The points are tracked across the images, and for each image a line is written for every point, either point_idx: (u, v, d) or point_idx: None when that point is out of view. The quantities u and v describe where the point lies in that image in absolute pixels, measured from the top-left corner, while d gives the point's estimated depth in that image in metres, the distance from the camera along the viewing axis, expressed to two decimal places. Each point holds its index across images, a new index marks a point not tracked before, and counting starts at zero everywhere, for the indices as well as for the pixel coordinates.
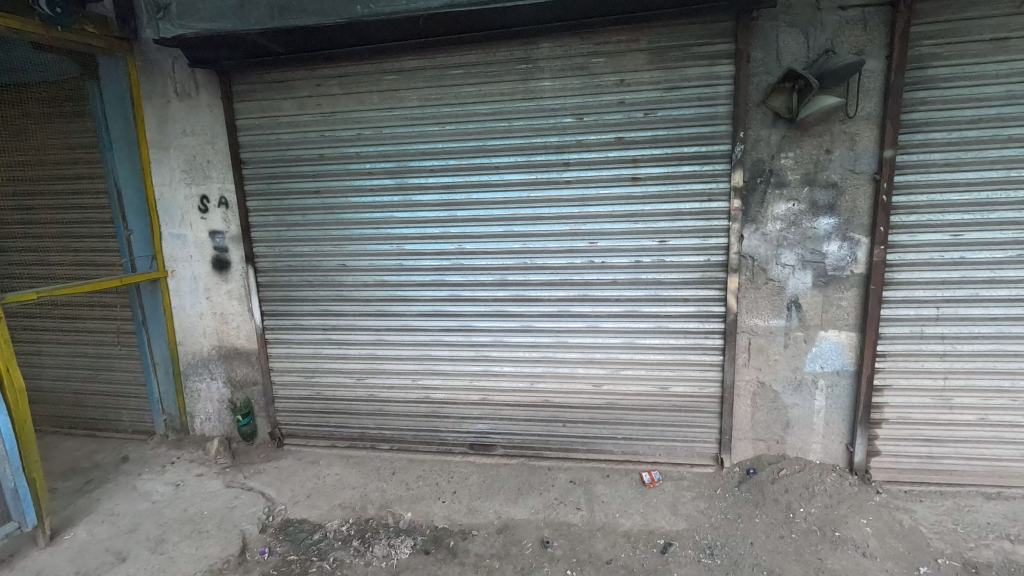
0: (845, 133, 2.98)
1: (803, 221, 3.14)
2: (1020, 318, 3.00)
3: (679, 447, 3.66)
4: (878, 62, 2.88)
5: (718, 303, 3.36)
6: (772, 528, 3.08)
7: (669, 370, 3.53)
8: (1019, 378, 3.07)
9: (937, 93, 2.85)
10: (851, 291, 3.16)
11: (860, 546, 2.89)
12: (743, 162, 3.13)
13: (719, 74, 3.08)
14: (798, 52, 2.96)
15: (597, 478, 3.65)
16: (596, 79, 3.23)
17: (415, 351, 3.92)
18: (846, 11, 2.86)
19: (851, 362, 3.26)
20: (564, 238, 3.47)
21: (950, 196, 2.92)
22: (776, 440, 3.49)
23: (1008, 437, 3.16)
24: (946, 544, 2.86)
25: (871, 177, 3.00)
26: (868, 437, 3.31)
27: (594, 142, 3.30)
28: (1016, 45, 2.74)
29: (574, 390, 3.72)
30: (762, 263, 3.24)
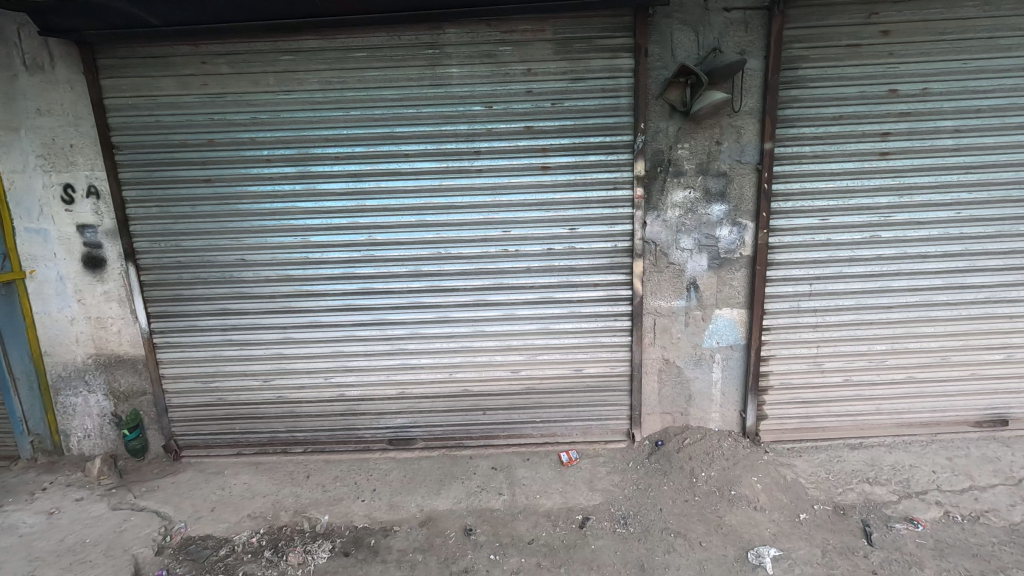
0: (732, 126, 3.24)
1: (698, 207, 3.38)
2: (875, 290, 3.44)
3: (594, 426, 3.83)
4: (758, 61, 3.14)
5: (625, 286, 3.53)
6: (678, 493, 3.32)
7: (583, 353, 3.67)
8: (875, 342, 3.53)
9: (807, 92, 3.17)
10: (740, 272, 3.46)
11: (752, 501, 3.21)
12: (644, 152, 3.30)
13: (620, 67, 3.20)
14: (690, 49, 3.16)
15: (518, 463, 3.73)
16: (503, 68, 3.23)
17: (326, 348, 3.74)
18: (731, 13, 3.10)
19: (742, 336, 3.58)
20: (477, 227, 3.47)
21: (819, 184, 3.28)
22: (680, 412, 3.76)
23: (867, 394, 3.64)
24: (820, 492, 3.25)
25: (755, 167, 3.29)
26: (757, 403, 3.66)
27: (504, 130, 3.31)
28: (867, 52, 3.11)
29: (493, 378, 3.75)
30: (664, 247, 3.45)
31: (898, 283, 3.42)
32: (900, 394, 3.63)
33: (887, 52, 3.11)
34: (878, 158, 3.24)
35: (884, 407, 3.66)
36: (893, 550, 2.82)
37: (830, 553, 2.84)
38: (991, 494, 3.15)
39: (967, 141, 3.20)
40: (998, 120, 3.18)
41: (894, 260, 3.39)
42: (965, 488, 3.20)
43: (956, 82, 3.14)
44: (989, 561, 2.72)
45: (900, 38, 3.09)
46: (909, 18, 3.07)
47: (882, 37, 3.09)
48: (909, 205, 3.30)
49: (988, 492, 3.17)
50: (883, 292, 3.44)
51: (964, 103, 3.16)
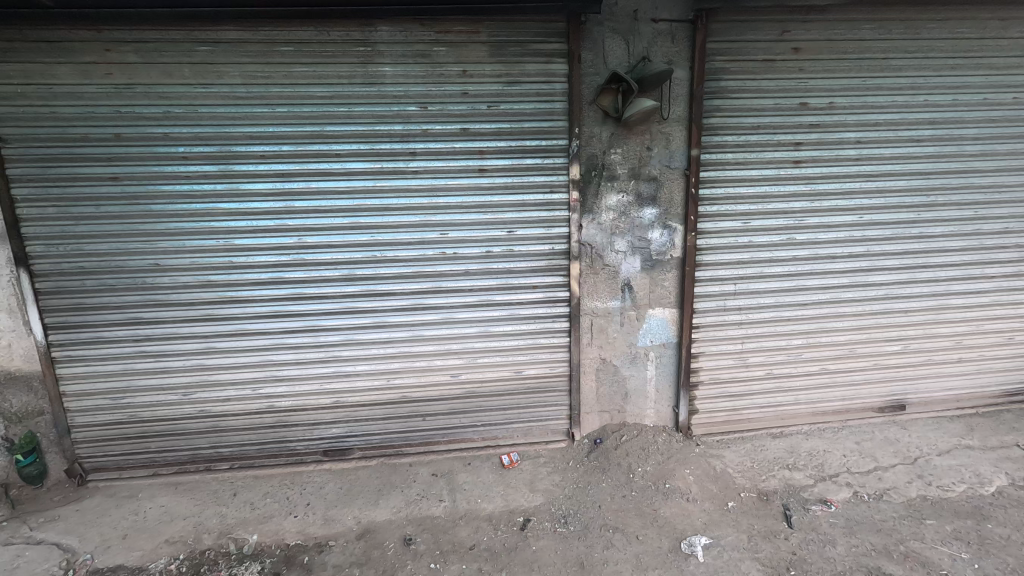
0: (661, 132, 3.36)
1: (631, 211, 3.49)
2: (792, 289, 3.69)
3: (535, 427, 3.86)
4: (684, 71, 3.29)
5: (563, 288, 3.58)
6: (616, 489, 3.41)
7: (523, 355, 3.68)
8: (792, 337, 3.79)
9: (728, 102, 3.35)
10: (671, 273, 3.60)
11: (685, 493, 3.34)
12: (579, 156, 3.37)
13: (554, 72, 3.25)
14: (621, 56, 3.25)
15: (459, 468, 3.69)
16: (438, 69, 3.19)
17: (253, 357, 3.53)
18: (658, 24, 3.22)
19: (674, 335, 3.72)
20: (414, 230, 3.40)
21: (740, 190, 3.48)
22: (618, 410, 3.86)
23: (787, 386, 3.89)
24: (747, 480, 3.44)
25: (683, 173, 3.43)
26: (688, 399, 3.83)
27: (440, 131, 3.27)
28: (781, 67, 3.33)
29: (432, 383, 3.69)
30: (600, 250, 3.54)
31: (811, 282, 3.69)
32: (814, 384, 3.92)
33: (798, 68, 3.34)
34: (792, 166, 3.48)
35: (801, 397, 3.93)
36: (810, 531, 3.03)
37: (755, 538, 3.00)
38: (892, 473, 3.46)
39: (867, 151, 3.50)
40: (893, 133, 3.49)
41: (807, 261, 3.65)
42: (871, 468, 3.50)
43: (858, 97, 3.42)
44: (891, 534, 2.98)
45: (809, 56, 3.33)
46: (817, 37, 3.31)
47: (794, 54, 3.32)
48: (819, 210, 3.57)
49: (890, 471, 3.48)
50: (799, 290, 3.69)
51: (864, 117, 3.45)
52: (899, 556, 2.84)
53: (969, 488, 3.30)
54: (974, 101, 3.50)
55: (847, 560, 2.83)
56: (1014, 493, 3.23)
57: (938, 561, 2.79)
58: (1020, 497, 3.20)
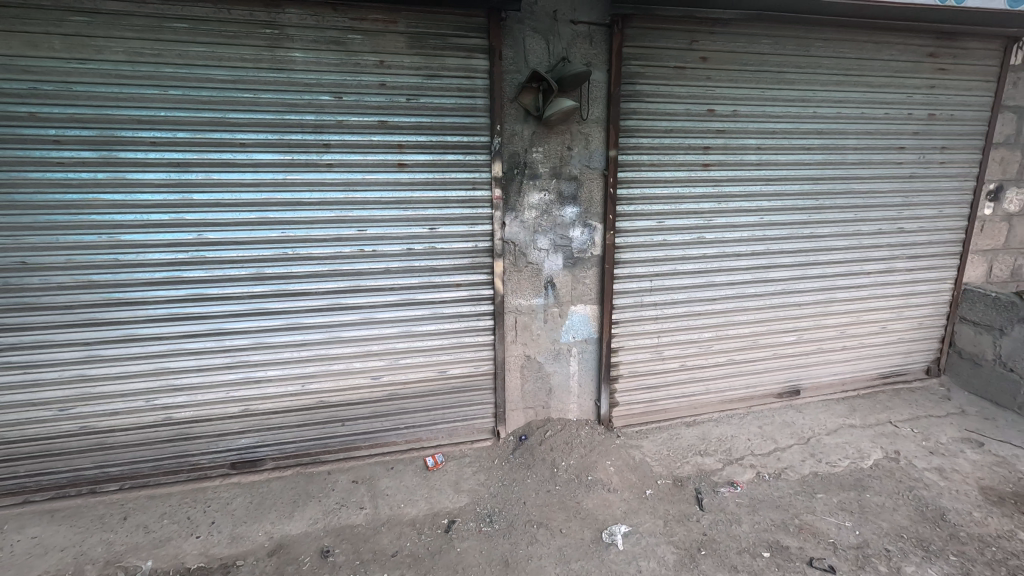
0: (581, 133, 3.44)
1: (552, 209, 3.54)
2: (703, 285, 3.91)
3: (460, 426, 3.81)
4: (601, 74, 3.37)
5: (487, 286, 3.56)
6: (540, 484, 3.44)
7: (446, 354, 3.62)
8: (703, 330, 4.02)
9: (643, 106, 3.48)
10: (591, 270, 3.70)
11: (607, 484, 3.44)
12: (501, 154, 3.36)
13: (475, 68, 3.21)
14: (541, 56, 3.28)
15: (381, 473, 3.56)
16: (353, 57, 3.04)
17: (146, 365, 3.20)
18: (577, 26, 3.28)
19: (595, 331, 3.83)
20: (329, 226, 3.23)
21: (655, 190, 3.63)
22: (542, 406, 3.91)
23: (698, 377, 4.13)
24: (663, 468, 3.61)
25: (602, 173, 3.53)
26: (609, 392, 3.95)
27: (356, 123, 3.13)
28: (690, 74, 3.51)
29: (351, 386, 3.53)
30: (522, 247, 3.55)
31: (719, 278, 3.93)
32: (723, 374, 4.18)
33: (705, 76, 3.54)
34: (702, 168, 3.68)
35: (711, 386, 4.18)
36: (719, 512, 3.21)
37: (670, 522, 3.14)
38: (789, 453, 3.77)
39: (766, 157, 3.78)
40: (788, 141, 3.80)
41: (715, 258, 3.88)
42: (771, 450, 3.79)
43: (758, 107, 3.69)
44: (788, 509, 3.22)
45: (715, 65, 3.54)
46: (722, 48, 3.52)
47: (702, 63, 3.51)
48: (726, 211, 3.81)
49: (787, 451, 3.78)
50: (708, 286, 3.93)
51: (764, 125, 3.72)
52: (795, 529, 3.06)
53: (852, 463, 3.66)
54: (854, 114, 3.88)
55: (751, 536, 3.01)
56: (888, 465, 3.62)
57: (828, 531, 3.03)
58: (892, 468, 3.59)
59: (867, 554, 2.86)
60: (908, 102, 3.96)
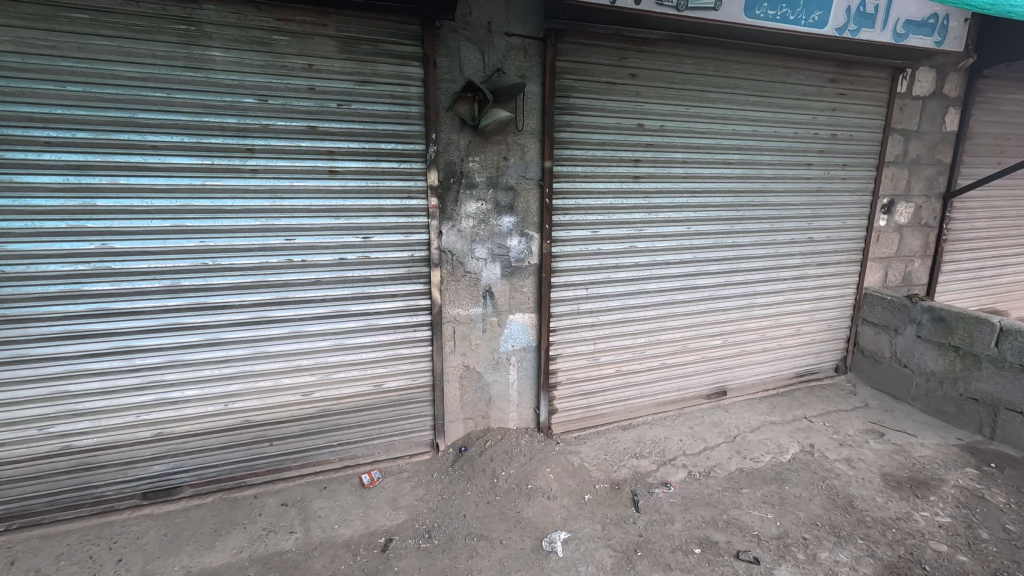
0: (517, 144, 3.48)
1: (489, 219, 3.54)
2: (635, 292, 4.05)
3: (397, 441, 3.71)
4: (536, 86, 3.43)
5: (424, 296, 3.50)
6: (481, 496, 3.41)
7: (382, 367, 3.51)
8: (636, 337, 4.16)
9: (576, 119, 3.58)
10: (529, 279, 3.73)
11: (546, 491, 3.46)
12: (437, 162, 3.32)
13: (409, 75, 3.17)
14: (476, 66, 3.29)
15: (313, 494, 3.39)
16: (278, 59, 2.91)
17: (40, 389, 2.88)
18: (511, 38, 3.32)
19: (533, 339, 3.86)
20: (253, 235, 3.06)
21: (589, 201, 3.73)
22: (482, 416, 3.89)
23: (633, 381, 4.26)
24: (601, 472, 3.68)
25: (538, 184, 3.58)
26: (548, 399, 3.99)
27: (283, 128, 3.00)
28: (620, 90, 3.64)
29: (279, 404, 3.35)
30: (460, 257, 3.52)
31: (650, 286, 4.09)
32: (655, 378, 4.34)
33: (634, 92, 3.69)
34: (633, 180, 3.83)
35: (645, 390, 4.33)
36: (653, 512, 3.31)
37: (608, 526, 3.20)
38: (717, 452, 3.96)
39: (692, 171, 3.99)
40: (711, 156, 4.03)
41: (647, 267, 4.04)
42: (701, 449, 3.97)
43: (684, 123, 3.89)
44: (717, 505, 3.38)
45: (644, 82, 3.70)
46: (650, 66, 3.69)
47: (631, 79, 3.65)
48: (656, 221, 3.97)
49: (716, 450, 3.98)
50: (640, 293, 4.07)
51: (689, 140, 3.93)
52: (723, 524, 3.21)
53: (773, 457, 3.90)
54: (768, 132, 4.18)
55: (683, 534, 3.13)
56: (804, 458, 3.90)
57: (752, 523, 3.21)
58: (808, 460, 3.86)
59: (787, 543, 3.04)
60: (814, 123, 4.32)
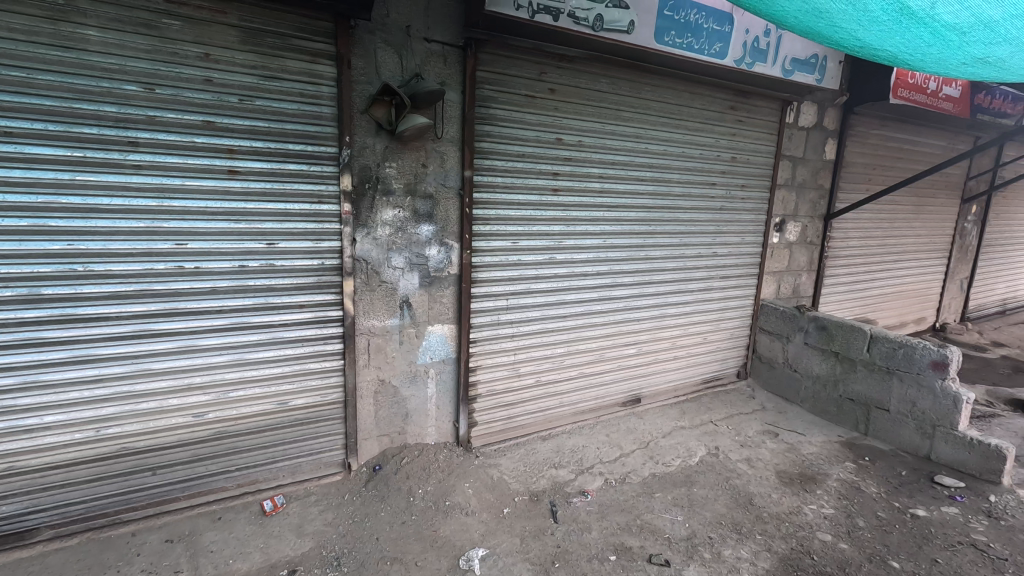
0: (436, 151, 3.41)
1: (407, 227, 3.43)
2: (554, 302, 4.10)
3: (304, 462, 3.45)
4: (456, 94, 3.39)
5: (335, 306, 3.31)
6: (395, 516, 3.25)
7: (288, 383, 3.26)
8: (555, 347, 4.20)
9: (496, 129, 3.58)
10: (448, 289, 3.65)
11: (465, 507, 3.37)
12: (351, 166, 3.17)
13: (320, 73, 3.00)
14: (394, 69, 3.19)
15: (204, 526, 3.05)
16: (169, 45, 2.64)
17: None
18: (431, 44, 3.26)
19: (452, 350, 3.77)
20: (134, 238, 2.73)
21: (509, 212, 3.74)
22: (398, 431, 3.73)
23: (552, 391, 4.29)
24: (520, 484, 3.66)
25: (457, 193, 3.53)
26: (468, 412, 3.91)
27: (174, 121, 2.72)
28: (539, 104, 3.70)
29: (165, 427, 2.99)
30: (375, 266, 3.37)
31: (569, 296, 4.16)
32: (574, 387, 4.41)
33: (553, 107, 3.76)
34: (552, 193, 3.89)
35: (564, 400, 4.38)
36: (571, 522, 3.33)
37: (526, 539, 3.16)
38: (632, 458, 4.08)
39: (608, 185, 4.14)
40: (625, 172, 4.21)
41: (565, 278, 4.11)
42: (616, 456, 4.07)
43: (600, 139, 4.02)
44: (631, 511, 3.47)
45: (562, 97, 3.78)
46: (568, 82, 3.78)
47: (550, 94, 3.73)
48: (574, 233, 4.06)
49: (630, 456, 4.10)
50: (559, 304, 4.13)
51: (605, 156, 4.07)
52: (636, 529, 3.29)
53: (682, 461, 4.08)
54: (676, 152, 4.44)
55: (599, 542, 3.17)
56: (710, 460, 4.12)
57: (663, 526, 3.32)
58: (713, 462, 4.09)
59: (695, 543, 3.18)
60: (717, 146, 4.66)
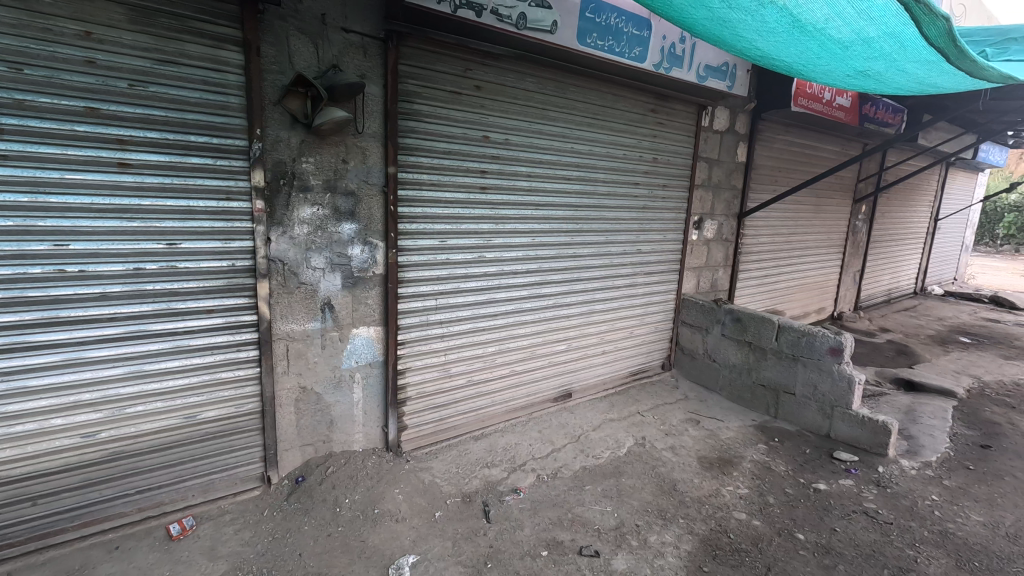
0: (357, 146, 3.28)
1: (328, 225, 3.27)
2: (484, 301, 4.08)
3: (217, 480, 3.19)
4: (377, 88, 3.27)
5: (249, 311, 3.09)
6: (320, 529, 3.09)
7: (196, 395, 3.01)
8: (486, 346, 4.18)
9: (421, 125, 3.50)
10: (373, 290, 3.53)
11: (395, 514, 3.27)
12: (263, 161, 2.96)
13: (225, 60, 2.78)
14: (309, 59, 3.01)
15: (99, 558, 2.75)
16: (40, 20, 2.34)
17: None
18: (349, 35, 3.12)
19: (380, 353, 3.65)
20: (3, 238, 2.42)
21: (436, 210, 3.67)
22: (323, 440, 3.55)
23: (484, 390, 4.27)
24: (452, 486, 3.61)
25: (381, 190, 3.41)
26: (397, 416, 3.80)
27: (52, 107, 2.42)
28: (465, 100, 3.65)
29: (48, 450, 2.67)
30: (293, 266, 3.19)
31: (499, 295, 4.16)
32: (506, 385, 4.41)
33: (480, 104, 3.73)
34: (480, 191, 3.86)
35: (496, 399, 4.37)
36: (503, 521, 3.32)
37: (458, 541, 3.12)
38: (563, 452, 4.15)
39: (535, 184, 4.17)
40: (552, 171, 4.26)
41: (495, 276, 4.10)
42: (548, 452, 4.13)
43: (527, 138, 4.04)
44: (563, 505, 3.52)
45: (489, 95, 3.76)
46: (493, 80, 3.76)
47: (476, 91, 3.69)
48: (503, 232, 4.06)
49: (562, 451, 4.16)
50: (489, 303, 4.11)
51: (532, 155, 4.10)
52: (568, 522, 3.35)
53: (611, 453, 4.20)
54: (601, 152, 4.56)
55: (531, 538, 3.18)
56: (637, 450, 4.27)
57: (593, 518, 3.40)
58: (640, 451, 4.24)
59: (623, 532, 3.28)
60: (639, 147, 4.83)
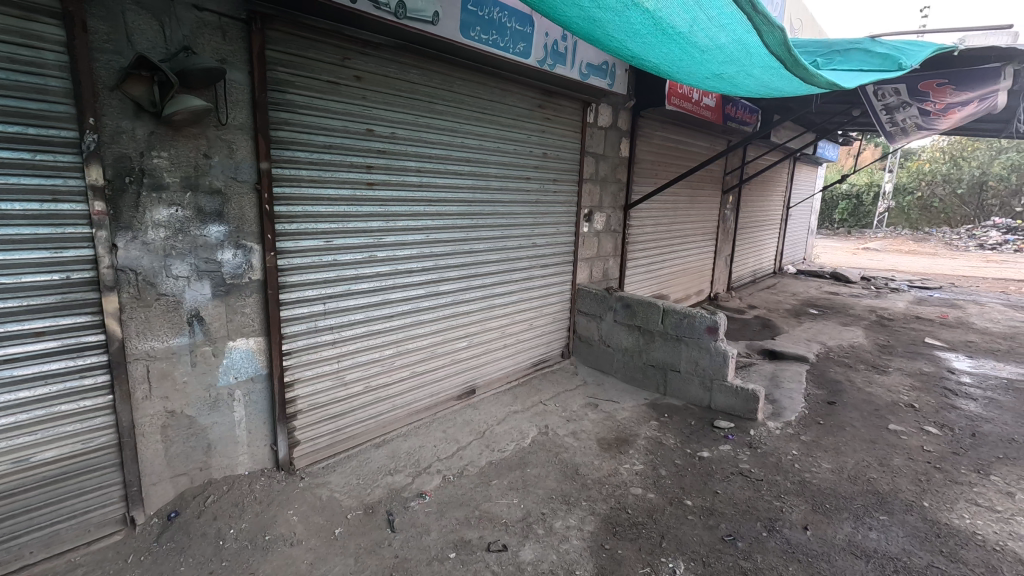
0: (221, 139, 2.94)
1: (189, 228, 2.91)
2: (378, 302, 3.90)
3: (64, 529, 2.73)
4: (241, 75, 2.97)
5: (94, 330, 2.66)
6: (200, 567, 2.77)
7: (27, 434, 2.54)
8: (383, 348, 4.01)
9: (296, 117, 3.23)
10: (251, 298, 3.22)
11: (288, 538, 3.03)
12: (100, 156, 2.55)
13: (39, 34, 2.33)
14: (153, 38, 2.63)
15: None
16: None
17: None
18: (203, 13, 2.77)
19: (262, 366, 3.35)
20: None
21: (319, 208, 3.42)
22: (199, 468, 3.18)
23: (383, 395, 4.10)
24: (353, 499, 3.43)
25: (253, 187, 3.11)
26: (287, 432, 3.52)
27: None
28: (345, 91, 3.44)
29: None
30: (148, 276, 2.79)
31: (394, 295, 4.00)
32: (407, 387, 4.27)
33: (361, 95, 3.53)
34: (367, 187, 3.67)
35: (396, 403, 4.21)
36: (409, 528, 3.21)
37: (360, 557, 2.96)
38: (468, 450, 4.12)
39: (426, 179, 4.06)
40: (443, 165, 4.17)
41: (388, 276, 3.93)
42: (454, 451, 4.08)
43: (414, 132, 3.92)
44: (470, 503, 3.49)
45: (370, 86, 3.58)
46: (375, 70, 3.59)
47: (356, 81, 3.49)
48: (394, 229, 3.90)
49: (467, 448, 4.14)
50: (384, 304, 3.94)
51: (421, 149, 3.98)
52: (476, 520, 3.33)
53: (516, 444, 4.25)
54: (492, 147, 4.56)
55: (438, 542, 3.12)
56: (541, 439, 4.37)
57: (500, 512, 3.42)
58: (544, 440, 4.35)
59: (529, 522, 3.33)
60: (528, 142, 4.90)
